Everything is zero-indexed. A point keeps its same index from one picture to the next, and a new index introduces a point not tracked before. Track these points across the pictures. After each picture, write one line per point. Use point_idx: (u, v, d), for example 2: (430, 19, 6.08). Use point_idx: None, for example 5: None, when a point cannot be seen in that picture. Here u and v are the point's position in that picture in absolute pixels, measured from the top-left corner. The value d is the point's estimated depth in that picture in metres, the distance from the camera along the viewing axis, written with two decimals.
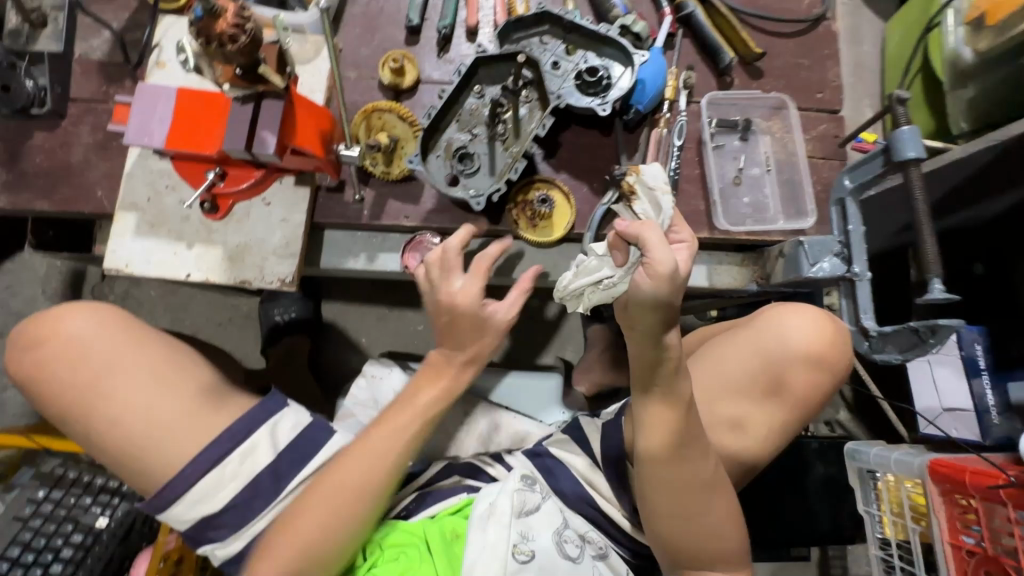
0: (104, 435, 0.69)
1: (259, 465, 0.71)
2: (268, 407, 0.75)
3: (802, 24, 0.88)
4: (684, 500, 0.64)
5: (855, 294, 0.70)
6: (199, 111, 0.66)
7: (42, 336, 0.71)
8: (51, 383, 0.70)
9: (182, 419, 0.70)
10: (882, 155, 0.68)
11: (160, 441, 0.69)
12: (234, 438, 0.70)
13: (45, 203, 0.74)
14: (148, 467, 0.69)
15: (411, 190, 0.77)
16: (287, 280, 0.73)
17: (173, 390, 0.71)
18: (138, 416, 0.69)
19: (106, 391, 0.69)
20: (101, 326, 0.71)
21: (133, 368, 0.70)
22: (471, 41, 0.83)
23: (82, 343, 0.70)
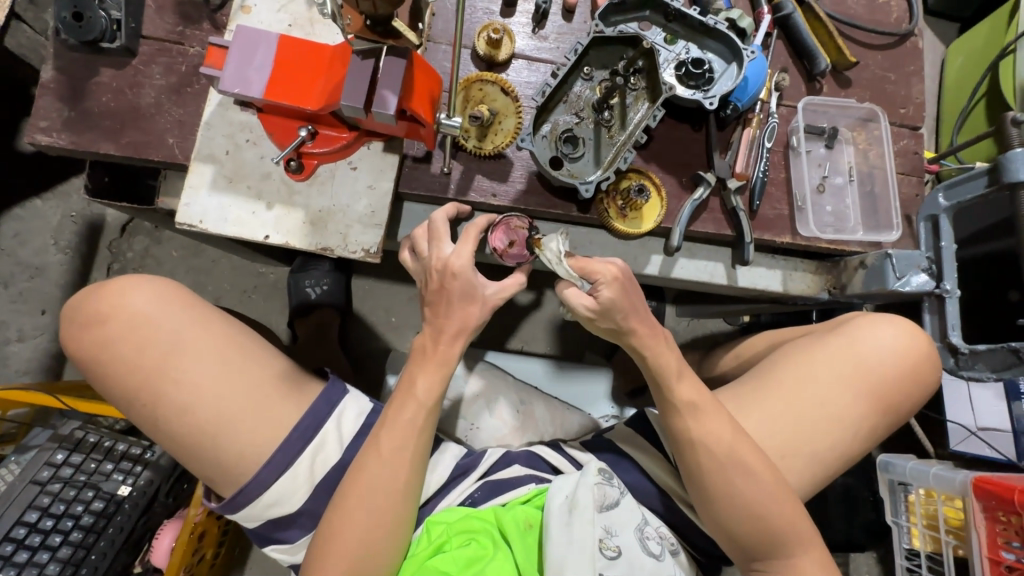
0: (176, 424, 0.62)
1: (335, 449, 0.67)
2: (330, 397, 0.69)
3: (891, 37, 0.86)
4: (728, 481, 0.63)
5: (944, 310, 0.71)
6: (303, 62, 0.62)
7: (102, 314, 0.63)
8: (112, 367, 0.62)
9: (262, 406, 0.64)
10: (986, 175, 0.69)
11: (238, 431, 0.63)
12: (302, 438, 0.65)
13: (111, 146, 0.69)
14: (226, 459, 0.63)
15: (501, 168, 0.74)
16: (372, 251, 0.69)
17: (246, 374, 0.65)
18: (214, 403, 0.63)
19: (177, 376, 0.62)
20: (167, 303, 0.64)
21: (200, 352, 0.63)
22: (567, 19, 0.79)
23: (149, 321, 0.63)
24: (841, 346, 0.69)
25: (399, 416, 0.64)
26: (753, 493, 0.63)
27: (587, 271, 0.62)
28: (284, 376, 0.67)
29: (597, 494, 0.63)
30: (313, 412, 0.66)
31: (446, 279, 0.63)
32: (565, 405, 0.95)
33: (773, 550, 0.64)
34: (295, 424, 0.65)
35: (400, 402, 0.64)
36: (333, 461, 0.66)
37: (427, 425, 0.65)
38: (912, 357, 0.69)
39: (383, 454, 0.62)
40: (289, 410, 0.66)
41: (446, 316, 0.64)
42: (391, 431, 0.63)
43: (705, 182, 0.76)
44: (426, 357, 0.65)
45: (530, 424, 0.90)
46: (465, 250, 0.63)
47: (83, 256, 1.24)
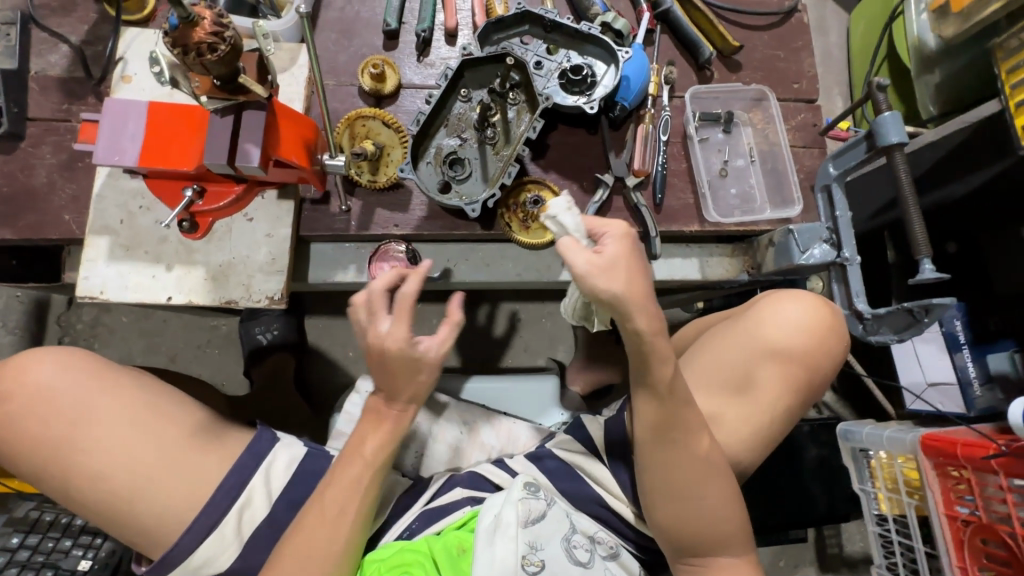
0: (91, 491, 0.63)
1: (262, 506, 0.67)
2: (256, 453, 0.69)
3: (775, 17, 0.88)
4: (673, 485, 0.62)
5: (846, 278, 0.72)
6: (172, 124, 0.62)
7: (5, 391, 0.64)
8: (24, 442, 0.63)
9: (177, 460, 0.65)
10: (865, 142, 0.70)
11: (153, 490, 0.63)
12: (227, 493, 0.65)
13: (7, 231, 0.69)
14: (145, 520, 0.64)
15: (399, 198, 0.75)
16: (276, 298, 0.70)
17: (157, 430, 0.65)
18: (126, 466, 0.63)
19: (84, 444, 0.63)
20: (72, 373, 0.65)
21: (108, 415, 0.64)
22: (450, 43, 0.81)
23: (50, 394, 0.64)
24: (766, 332, 0.69)
25: (344, 470, 0.63)
26: (695, 495, 0.62)
27: (601, 227, 0.57)
28: (200, 431, 0.68)
29: (522, 509, 0.64)
30: (237, 467, 0.67)
31: (386, 359, 0.61)
32: (512, 418, 0.93)
33: (712, 544, 0.63)
34: (215, 476, 0.66)
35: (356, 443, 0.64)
36: (260, 517, 0.67)
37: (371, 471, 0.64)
38: (818, 331, 0.69)
39: (315, 513, 0.61)
40: (209, 463, 0.66)
41: (393, 389, 0.62)
42: (343, 479, 0.62)
43: (603, 184, 0.78)
44: (377, 414, 0.65)
45: (476, 442, 0.90)
46: (399, 328, 0.60)
47: (32, 334, 1.25)
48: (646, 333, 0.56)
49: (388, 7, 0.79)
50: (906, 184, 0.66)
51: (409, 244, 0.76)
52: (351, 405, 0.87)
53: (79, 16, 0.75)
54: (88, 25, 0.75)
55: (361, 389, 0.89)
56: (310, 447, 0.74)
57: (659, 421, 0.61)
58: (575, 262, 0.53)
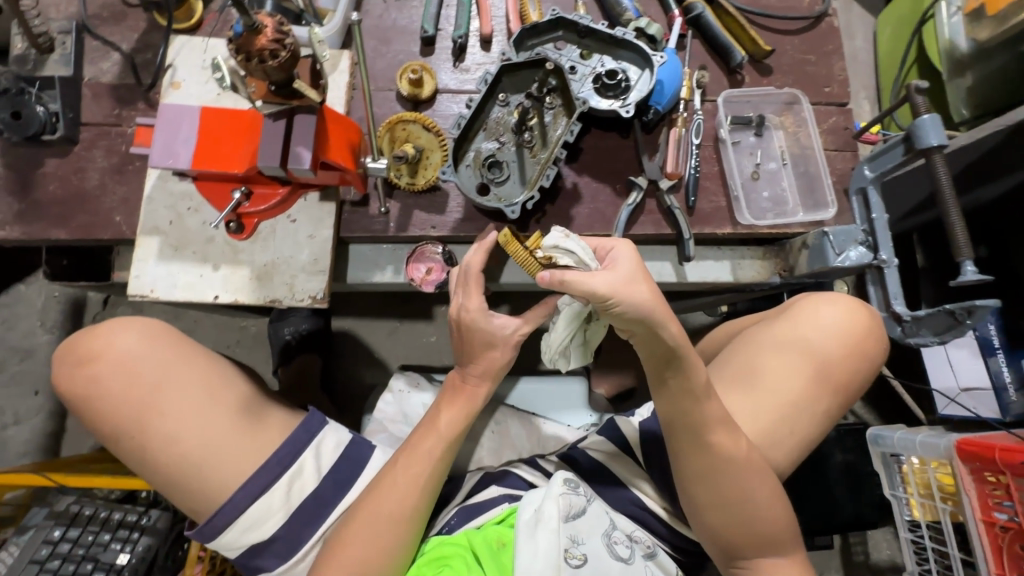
0: (161, 456, 0.65)
1: (312, 479, 0.69)
2: (311, 428, 0.71)
3: (805, 21, 0.89)
4: (715, 485, 0.63)
5: (884, 280, 0.72)
6: (226, 128, 0.65)
7: (92, 353, 0.66)
8: (103, 402, 0.65)
9: (248, 435, 0.68)
10: (903, 144, 0.70)
11: (220, 462, 0.66)
12: (284, 463, 0.67)
13: (61, 231, 0.72)
14: (210, 489, 0.66)
15: (437, 200, 0.77)
16: (318, 297, 0.71)
17: (231, 407, 0.68)
18: (200, 433, 0.66)
19: (164, 410, 0.65)
20: (154, 340, 0.68)
21: (185, 386, 0.66)
22: (485, 49, 0.83)
23: (131, 363, 0.66)
24: (801, 335, 0.70)
25: (393, 470, 0.66)
26: (734, 494, 0.63)
27: (605, 244, 0.60)
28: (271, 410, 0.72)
29: (562, 505, 0.64)
30: (293, 439, 0.69)
31: (464, 327, 0.68)
32: (542, 419, 0.94)
33: (759, 546, 0.64)
34: (277, 447, 0.68)
35: (418, 444, 0.67)
36: (309, 490, 0.68)
37: (429, 479, 0.66)
38: (857, 333, 0.69)
39: (374, 504, 0.64)
40: (272, 437, 0.69)
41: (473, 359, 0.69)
42: (396, 475, 0.65)
43: (637, 187, 0.79)
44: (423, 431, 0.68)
45: (508, 442, 0.90)
46: (472, 297, 0.66)
47: (68, 333, 1.28)
48: (681, 345, 0.58)
49: (425, 15, 0.81)
50: (946, 187, 0.66)
51: (445, 245, 0.77)
52: (384, 404, 0.89)
53: (130, 25, 0.78)
54: (138, 33, 0.77)
55: (394, 388, 0.91)
56: (355, 434, 0.75)
57: (691, 424, 0.62)
58: (597, 284, 0.54)
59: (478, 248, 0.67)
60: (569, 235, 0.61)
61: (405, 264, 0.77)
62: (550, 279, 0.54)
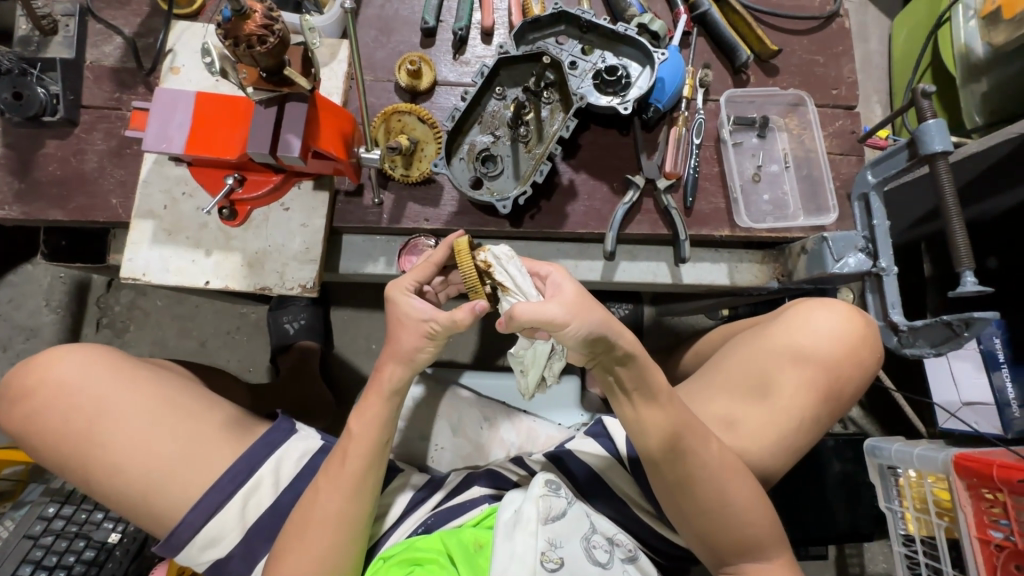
0: (107, 485, 0.66)
1: (269, 493, 0.68)
2: (272, 441, 0.71)
3: (815, 21, 0.87)
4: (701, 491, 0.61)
5: (882, 289, 0.70)
6: (218, 114, 0.65)
7: (29, 387, 0.68)
8: (47, 432, 0.67)
9: (194, 453, 0.67)
10: (907, 149, 0.68)
11: (165, 485, 0.65)
12: (235, 480, 0.66)
13: (59, 212, 0.73)
14: (163, 509, 0.66)
15: (431, 193, 0.76)
16: (308, 286, 0.71)
17: (177, 426, 0.68)
18: (140, 458, 0.65)
19: (100, 440, 0.66)
20: (91, 368, 0.68)
21: (125, 409, 0.67)
22: (486, 42, 0.82)
23: (72, 389, 0.67)
24: (792, 338, 0.69)
25: (342, 466, 0.64)
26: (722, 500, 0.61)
27: (540, 269, 0.61)
28: (227, 422, 0.71)
29: (541, 506, 0.64)
30: (247, 455, 0.68)
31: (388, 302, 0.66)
32: (532, 417, 0.93)
33: (747, 551, 0.63)
34: (226, 465, 0.67)
35: (340, 455, 0.65)
36: (266, 504, 0.68)
37: (355, 486, 0.64)
38: (852, 339, 0.68)
39: (325, 492, 0.64)
40: (223, 455, 0.68)
41: (398, 343, 0.65)
42: (331, 467, 0.65)
43: (634, 185, 0.78)
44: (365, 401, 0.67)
45: (497, 440, 0.90)
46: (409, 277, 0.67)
47: (72, 314, 1.30)
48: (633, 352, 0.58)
49: (426, 6, 0.81)
50: (948, 194, 0.64)
51: (437, 238, 0.77)
52: None
53: (133, 9, 0.78)
54: (141, 18, 0.78)
55: None
56: (324, 441, 0.75)
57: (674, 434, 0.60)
58: (551, 310, 0.53)
59: (444, 243, 0.66)
60: (513, 256, 0.62)
61: (397, 256, 0.77)
62: (505, 320, 0.54)
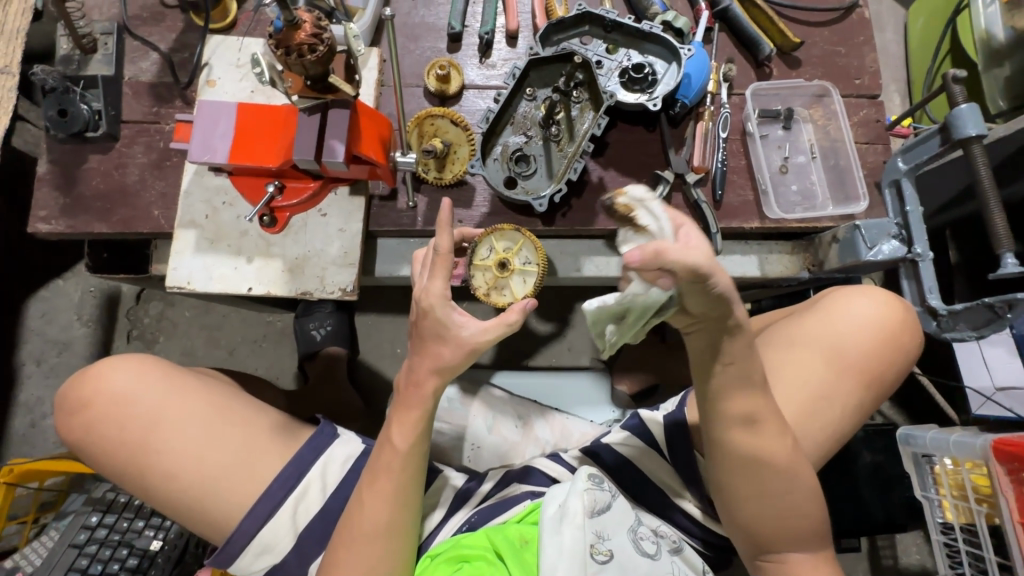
0: (161, 490, 0.67)
1: (317, 497, 0.69)
2: (318, 444, 0.72)
3: (836, 12, 0.87)
4: (744, 484, 0.63)
5: (919, 274, 0.70)
6: (259, 124, 0.66)
7: (83, 397, 0.69)
8: (101, 440, 0.68)
9: (245, 459, 0.68)
10: (939, 134, 0.68)
11: (219, 490, 0.67)
12: (285, 485, 0.68)
13: (103, 225, 0.74)
14: (216, 517, 0.67)
15: (464, 195, 0.78)
16: (348, 289, 0.73)
17: (227, 433, 0.69)
18: (193, 466, 0.67)
19: (155, 449, 0.67)
20: (142, 378, 0.69)
21: (177, 417, 0.68)
22: (511, 45, 0.84)
23: (125, 398, 0.68)
24: (833, 327, 0.68)
25: (385, 469, 0.65)
26: (765, 490, 0.63)
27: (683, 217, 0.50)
28: (273, 429, 0.72)
29: (587, 501, 0.64)
30: (295, 459, 0.69)
31: (420, 315, 0.60)
32: (564, 415, 0.95)
33: (795, 539, 0.64)
34: (276, 471, 0.68)
35: (384, 465, 0.65)
36: (315, 508, 0.69)
37: (398, 495, 0.64)
38: (891, 326, 0.68)
39: (374, 499, 0.64)
40: (273, 460, 0.69)
41: (427, 357, 0.61)
42: (378, 477, 0.65)
43: (664, 180, 0.79)
44: (401, 407, 0.64)
45: (532, 436, 0.91)
46: (435, 285, 0.58)
47: (103, 326, 1.32)
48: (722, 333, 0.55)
49: (452, 11, 0.83)
50: (985, 177, 0.64)
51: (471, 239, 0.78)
52: None
53: (168, 25, 0.80)
54: (176, 33, 0.80)
55: None
56: (366, 443, 0.76)
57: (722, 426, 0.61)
58: (703, 251, 0.44)
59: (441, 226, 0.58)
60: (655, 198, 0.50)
61: None
62: (645, 256, 0.44)
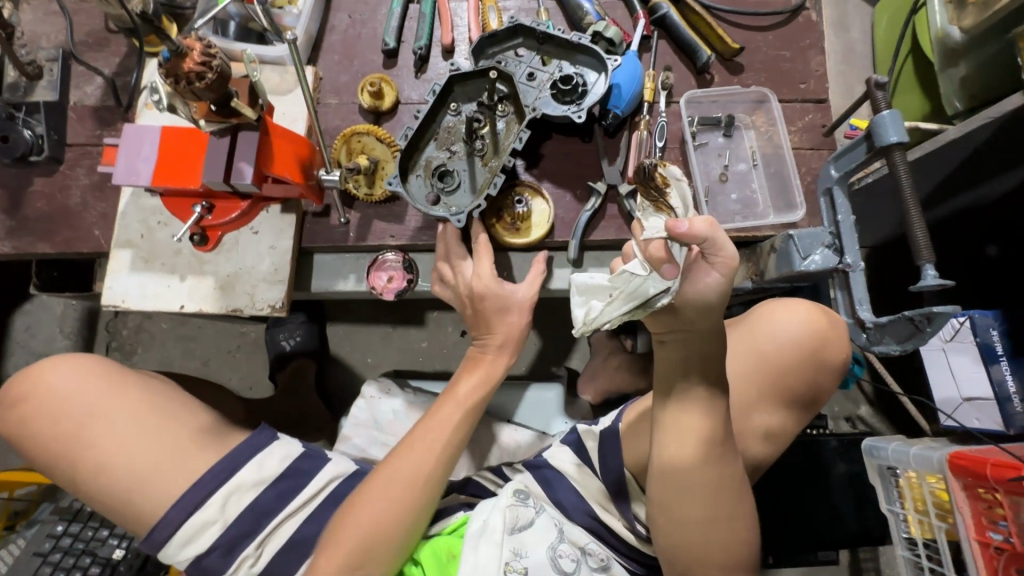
0: (94, 483, 0.69)
1: (250, 490, 0.71)
2: (255, 444, 0.73)
3: (779, 16, 0.86)
4: (674, 507, 0.62)
5: (849, 284, 0.68)
6: (181, 149, 0.68)
7: (27, 391, 0.72)
8: (39, 433, 0.70)
9: (176, 455, 0.70)
10: (865, 141, 0.66)
11: (149, 484, 0.69)
12: (217, 477, 0.69)
13: (46, 245, 0.77)
14: (145, 510, 0.69)
15: (395, 210, 0.78)
16: (278, 306, 0.74)
17: (161, 430, 0.71)
18: (125, 462, 0.69)
19: (91, 442, 0.69)
20: (84, 374, 0.72)
21: (113, 412, 0.70)
22: (447, 59, 0.84)
23: (63, 393, 0.71)
24: (765, 346, 0.67)
25: (441, 414, 0.72)
26: (691, 514, 0.62)
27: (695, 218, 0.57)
28: (205, 427, 0.74)
29: (508, 517, 0.65)
30: (230, 454, 0.71)
31: (478, 303, 0.74)
32: (513, 426, 0.94)
33: (721, 557, 0.64)
34: (209, 465, 0.70)
35: (439, 418, 0.71)
36: (247, 500, 0.70)
37: (450, 447, 0.70)
38: (815, 339, 0.66)
39: (402, 451, 0.69)
40: (206, 457, 0.71)
41: (489, 332, 0.75)
42: (415, 437, 0.70)
43: (596, 193, 0.78)
44: (474, 363, 0.76)
45: (479, 448, 0.92)
46: (484, 271, 0.73)
47: (84, 338, 1.36)
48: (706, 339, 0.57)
49: (387, 28, 0.83)
50: (905, 185, 0.62)
51: (405, 253, 0.79)
52: (356, 410, 0.92)
53: (112, 50, 0.83)
54: (119, 58, 0.82)
55: (366, 393, 0.93)
56: (306, 446, 0.78)
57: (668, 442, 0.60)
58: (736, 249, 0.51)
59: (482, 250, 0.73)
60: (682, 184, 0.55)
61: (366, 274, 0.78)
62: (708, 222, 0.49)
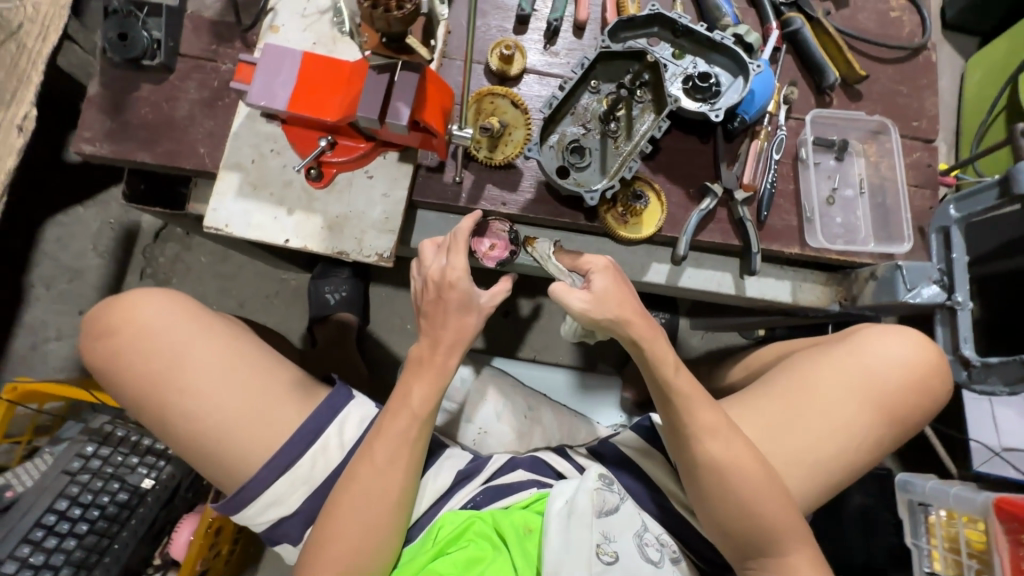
0: (183, 429, 0.67)
1: (337, 452, 0.69)
2: (336, 402, 0.71)
3: (902, 51, 0.86)
4: (713, 479, 0.64)
5: (956, 322, 0.71)
6: (323, 80, 0.66)
7: (112, 325, 0.68)
8: (124, 370, 0.67)
9: (267, 409, 0.68)
10: (996, 187, 0.69)
11: (238, 436, 0.67)
12: (306, 437, 0.67)
13: (147, 154, 0.74)
14: (232, 463, 0.67)
15: (511, 177, 0.77)
16: (385, 256, 0.72)
17: (251, 381, 0.69)
18: (217, 411, 0.67)
19: (181, 387, 0.66)
20: (174, 313, 0.69)
21: (205, 356, 0.68)
22: (578, 36, 0.82)
23: (152, 331, 0.67)
24: (860, 358, 0.70)
25: (391, 425, 0.63)
26: (723, 487, 0.64)
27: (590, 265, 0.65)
28: (292, 385, 0.71)
29: (595, 500, 0.64)
30: (315, 414, 0.69)
31: (444, 289, 0.62)
32: (572, 413, 0.97)
33: (764, 545, 0.64)
34: (295, 425, 0.68)
35: (388, 428, 0.63)
36: (335, 464, 0.69)
37: (412, 464, 0.63)
38: (912, 365, 0.69)
39: (369, 450, 0.62)
40: (294, 411, 0.69)
41: (438, 329, 0.63)
42: (380, 433, 0.62)
43: (712, 194, 0.78)
44: (420, 368, 0.64)
45: (539, 429, 0.92)
46: (459, 261, 0.62)
47: (117, 260, 1.31)
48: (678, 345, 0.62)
49: None
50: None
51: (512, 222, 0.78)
52: None
53: None
54: None
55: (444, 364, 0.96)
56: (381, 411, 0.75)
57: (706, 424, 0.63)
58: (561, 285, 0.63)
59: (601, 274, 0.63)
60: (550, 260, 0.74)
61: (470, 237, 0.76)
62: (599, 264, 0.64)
